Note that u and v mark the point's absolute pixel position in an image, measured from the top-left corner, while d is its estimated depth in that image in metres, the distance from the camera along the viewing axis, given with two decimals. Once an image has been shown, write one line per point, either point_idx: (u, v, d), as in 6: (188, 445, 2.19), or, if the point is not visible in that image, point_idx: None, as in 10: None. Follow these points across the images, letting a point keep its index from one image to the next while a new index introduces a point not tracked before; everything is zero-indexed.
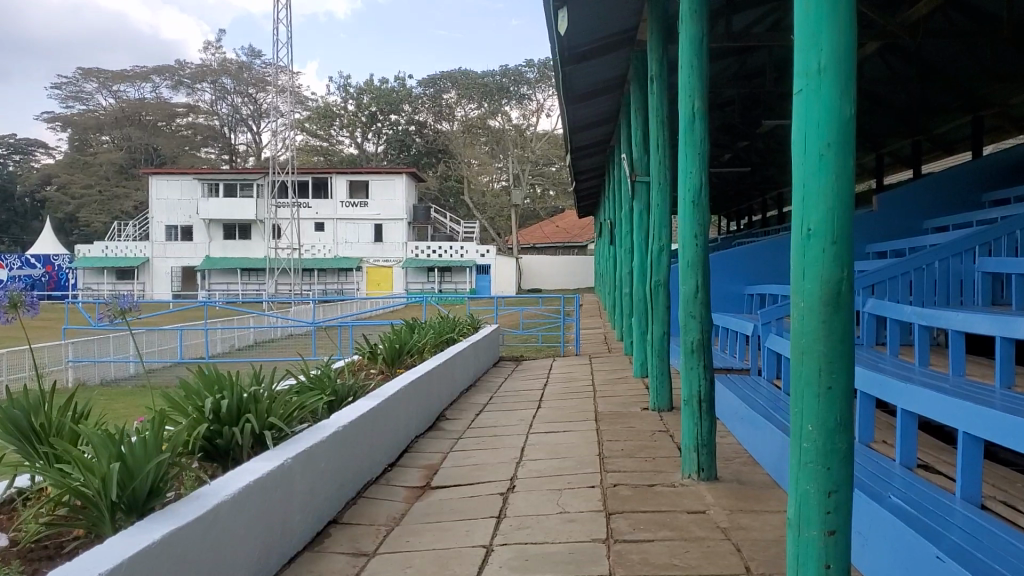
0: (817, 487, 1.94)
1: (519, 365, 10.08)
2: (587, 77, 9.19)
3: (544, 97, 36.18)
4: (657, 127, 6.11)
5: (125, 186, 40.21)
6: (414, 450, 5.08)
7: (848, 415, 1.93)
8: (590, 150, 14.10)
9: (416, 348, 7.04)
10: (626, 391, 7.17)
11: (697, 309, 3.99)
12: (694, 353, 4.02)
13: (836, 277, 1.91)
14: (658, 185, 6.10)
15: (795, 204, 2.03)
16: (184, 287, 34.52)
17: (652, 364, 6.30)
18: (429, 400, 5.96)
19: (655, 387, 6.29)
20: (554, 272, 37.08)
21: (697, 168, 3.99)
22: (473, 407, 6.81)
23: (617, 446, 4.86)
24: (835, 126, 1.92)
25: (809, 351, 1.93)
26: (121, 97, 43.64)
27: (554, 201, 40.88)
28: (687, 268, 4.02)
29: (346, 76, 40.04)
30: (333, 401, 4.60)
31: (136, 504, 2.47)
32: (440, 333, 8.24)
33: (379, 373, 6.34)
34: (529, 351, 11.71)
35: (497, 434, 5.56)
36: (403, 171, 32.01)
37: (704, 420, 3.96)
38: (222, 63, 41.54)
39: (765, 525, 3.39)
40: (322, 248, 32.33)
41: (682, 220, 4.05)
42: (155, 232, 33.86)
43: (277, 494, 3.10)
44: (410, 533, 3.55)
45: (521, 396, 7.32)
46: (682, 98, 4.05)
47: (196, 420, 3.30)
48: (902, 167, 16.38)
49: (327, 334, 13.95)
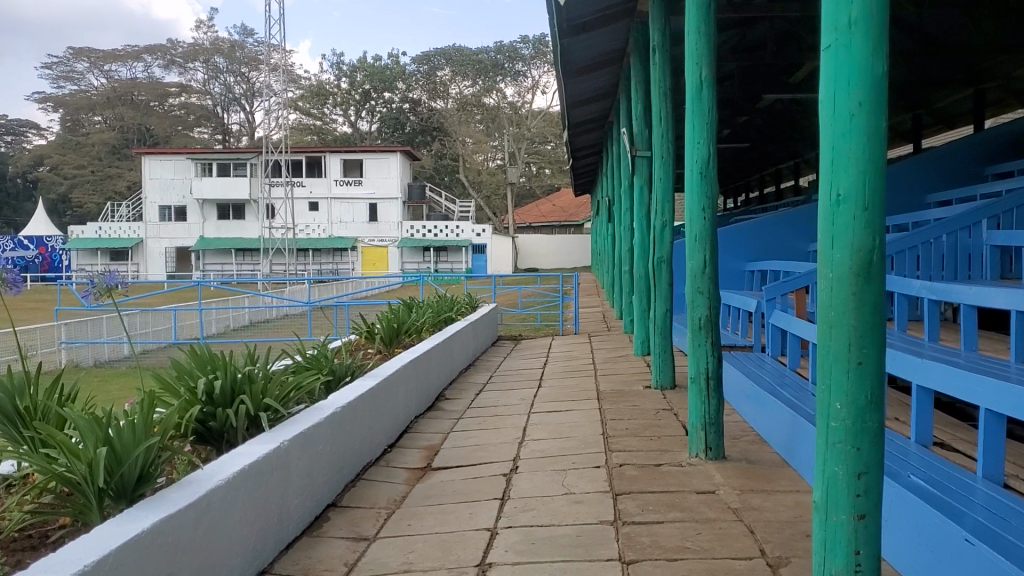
0: (846, 469, 1.84)
1: (518, 344, 9.97)
2: (585, 50, 9.02)
3: (539, 74, 35.92)
4: (659, 100, 5.99)
5: (118, 166, 39.92)
6: (414, 431, 4.97)
7: (879, 392, 1.82)
8: (588, 126, 13.94)
9: (415, 327, 6.92)
10: (627, 370, 7.07)
11: (703, 282, 3.88)
12: (701, 330, 3.90)
13: (867, 245, 1.79)
14: (660, 160, 6.00)
15: (821, 169, 1.90)
16: (179, 268, 34.33)
17: (655, 341, 6.18)
18: (428, 379, 5.85)
19: (657, 365, 6.19)
20: (551, 251, 36.91)
21: (706, 138, 3.87)
22: (472, 386, 6.70)
23: (622, 426, 4.76)
24: (866, 84, 1.80)
25: (838, 325, 1.82)
26: (112, 77, 43.24)
27: (549, 179, 40.68)
28: (694, 240, 3.90)
29: (340, 54, 39.66)
30: (331, 382, 4.49)
31: (125, 490, 2.36)
32: (437, 312, 8.12)
33: (377, 353, 6.23)
34: (527, 330, 11.60)
35: (497, 414, 5.45)
36: (398, 149, 31.80)
37: (712, 399, 3.85)
38: (214, 41, 41.14)
39: (778, 505, 3.29)
40: (316, 227, 32.12)
41: (690, 192, 3.93)
42: (148, 213, 33.64)
43: (273, 479, 3.00)
44: (411, 516, 3.44)
45: (521, 376, 7.21)
46: (688, 66, 3.91)
47: (187, 402, 3.18)
48: (901, 142, 16.22)
49: (323, 314, 13.82)
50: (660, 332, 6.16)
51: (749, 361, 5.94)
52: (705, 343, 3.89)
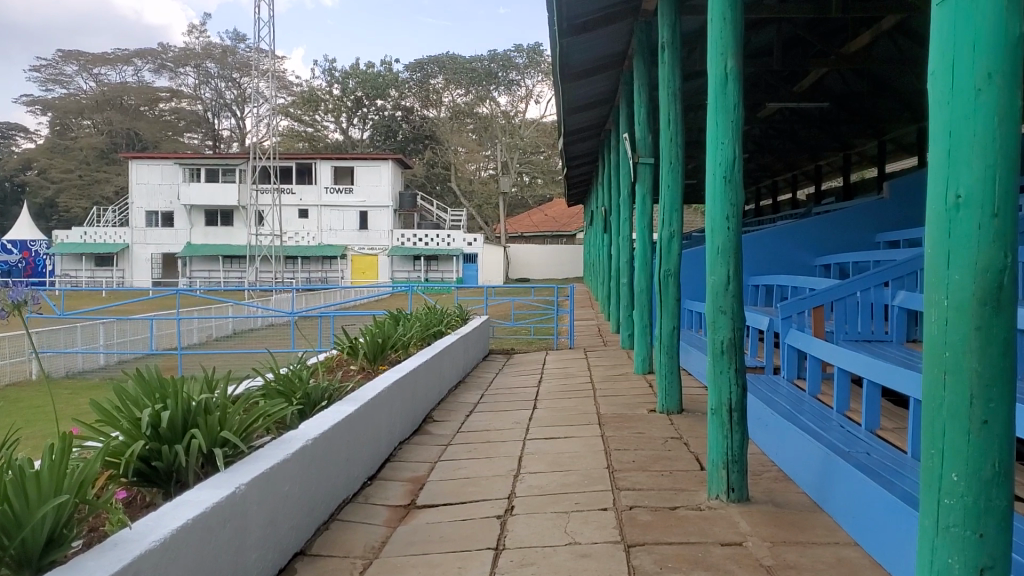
0: (967, 562, 1.58)
1: (510, 359, 9.50)
2: (583, 53, 8.63)
3: (533, 83, 35.66)
4: (668, 104, 5.60)
5: (106, 171, 39.40)
6: (397, 461, 4.49)
7: (1008, 459, 1.55)
8: (585, 133, 13.53)
9: (401, 342, 6.44)
10: (627, 390, 6.60)
11: (727, 300, 3.43)
12: (723, 355, 3.45)
13: (998, 264, 1.52)
14: (669, 167, 5.60)
15: (932, 167, 1.63)
16: (165, 274, 33.73)
17: (660, 362, 5.70)
18: (414, 402, 5.39)
19: (662, 389, 5.66)
20: (543, 261, 36.50)
21: (730, 138, 3.43)
22: (462, 407, 6.22)
23: (628, 457, 4.28)
24: (997, 51, 1.52)
25: (960, 369, 1.56)
26: (103, 80, 42.68)
27: (542, 189, 40.33)
28: (714, 254, 3.46)
29: (332, 60, 39.20)
30: (304, 408, 4.02)
31: (30, 559, 1.88)
32: (426, 326, 7.62)
33: (359, 371, 5.73)
34: (519, 344, 11.11)
35: (489, 440, 4.97)
36: (389, 157, 31.37)
37: (735, 434, 3.41)
38: (206, 47, 40.70)
39: (817, 563, 2.83)
40: (305, 235, 31.57)
41: (710, 199, 3.48)
42: (135, 218, 33.12)
43: (228, 531, 2.53)
44: (389, 570, 2.95)
45: (514, 395, 6.73)
46: (711, 57, 3.48)
47: (132, 435, 2.75)
48: (903, 154, 16.00)
49: (307, 324, 13.31)
50: (668, 351, 5.66)
51: (763, 383, 5.48)
52: (728, 369, 3.44)
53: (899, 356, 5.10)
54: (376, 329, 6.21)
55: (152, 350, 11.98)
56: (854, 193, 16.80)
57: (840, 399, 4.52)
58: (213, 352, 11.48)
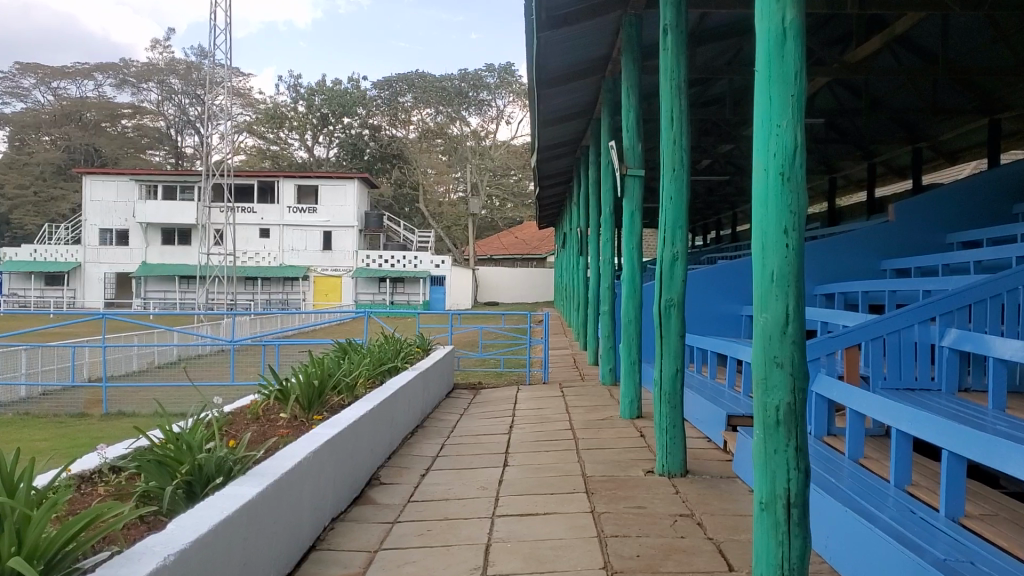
0: None
1: (479, 396, 8.44)
2: (563, 55, 7.69)
3: (504, 104, 35.01)
4: (671, 98, 4.63)
5: (63, 187, 37.76)
6: (326, 550, 3.46)
7: None
8: (559, 150, 12.57)
9: (346, 383, 5.38)
10: (616, 440, 5.56)
11: (782, 348, 2.41)
12: (779, 428, 2.43)
13: None
14: (671, 176, 4.62)
15: None
16: (118, 294, 32.32)
17: (658, 413, 4.65)
18: (357, 463, 4.35)
19: (662, 446, 4.60)
20: (513, 285, 35.62)
21: (790, 119, 2.43)
22: (418, 462, 5.17)
23: (629, 551, 3.24)
24: None
25: None
26: (62, 94, 41.26)
27: (511, 212, 39.47)
28: (764, 286, 2.44)
29: (296, 77, 38.19)
30: (188, 489, 2.97)
31: None
32: (378, 361, 6.54)
33: (285, 423, 4.65)
34: (486, 378, 10.00)
35: (448, 517, 3.90)
36: (355, 176, 30.30)
37: (794, 542, 2.39)
38: (169, 62, 39.59)
39: None
40: (265, 255, 30.30)
41: (760, 206, 2.48)
42: (88, 236, 31.63)
43: None
44: None
45: (482, 445, 5.68)
46: (763, 7, 2.49)
47: None
48: (893, 176, 15.28)
49: (253, 352, 12.15)
50: (668, 400, 4.62)
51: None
52: (789, 446, 2.42)
53: (952, 409, 4.12)
54: (317, 366, 5.15)
55: (77, 381, 10.76)
56: (839, 219, 16.01)
57: (898, 470, 3.53)
58: (142, 383, 10.31)
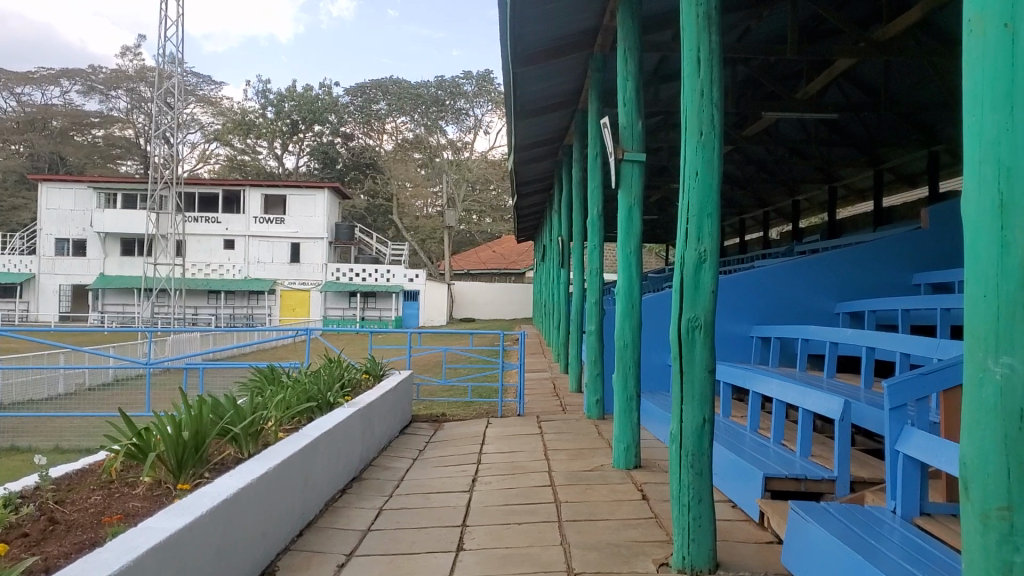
0: None
1: (440, 433, 7.01)
2: (541, 25, 6.33)
3: (481, 113, 33.54)
4: (697, 33, 3.27)
5: (25, 196, 35.88)
6: None
7: None
8: (538, 149, 11.20)
9: (248, 429, 3.96)
10: (613, 505, 4.15)
11: None
12: None
13: None
14: (696, 143, 3.26)
15: None
16: (74, 308, 30.49)
17: (675, 483, 3.26)
18: (235, 560, 2.96)
19: (680, 531, 3.20)
20: (489, 300, 34.27)
21: None
22: (338, 540, 3.76)
23: None
24: None
25: None
26: (24, 99, 39.38)
27: (490, 227, 38.09)
28: (997, 320, 1.39)
29: (266, 82, 36.69)
30: None
31: None
32: (302, 394, 5.05)
33: (136, 498, 3.23)
34: (451, 409, 8.52)
35: None
36: (326, 186, 28.84)
37: None
38: (139, 70, 38.27)
39: None
40: (229, 268, 28.73)
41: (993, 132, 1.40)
42: (43, 246, 29.90)
43: None
44: None
45: (431, 512, 4.24)
46: None
47: None
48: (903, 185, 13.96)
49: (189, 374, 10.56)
50: (692, 464, 3.19)
51: (849, 513, 3.06)
52: None
53: None
54: (201, 406, 3.74)
55: None
56: (840, 232, 14.71)
57: None
58: (49, 413, 8.73)
